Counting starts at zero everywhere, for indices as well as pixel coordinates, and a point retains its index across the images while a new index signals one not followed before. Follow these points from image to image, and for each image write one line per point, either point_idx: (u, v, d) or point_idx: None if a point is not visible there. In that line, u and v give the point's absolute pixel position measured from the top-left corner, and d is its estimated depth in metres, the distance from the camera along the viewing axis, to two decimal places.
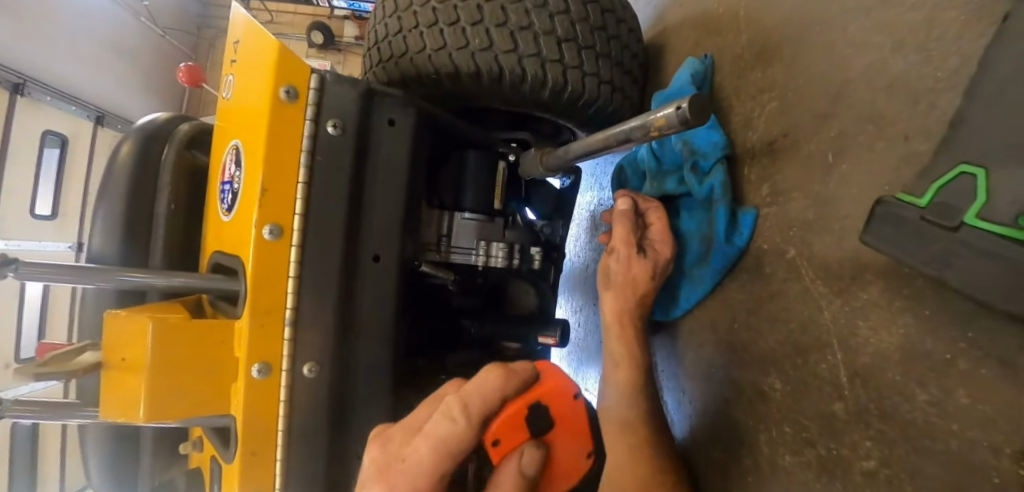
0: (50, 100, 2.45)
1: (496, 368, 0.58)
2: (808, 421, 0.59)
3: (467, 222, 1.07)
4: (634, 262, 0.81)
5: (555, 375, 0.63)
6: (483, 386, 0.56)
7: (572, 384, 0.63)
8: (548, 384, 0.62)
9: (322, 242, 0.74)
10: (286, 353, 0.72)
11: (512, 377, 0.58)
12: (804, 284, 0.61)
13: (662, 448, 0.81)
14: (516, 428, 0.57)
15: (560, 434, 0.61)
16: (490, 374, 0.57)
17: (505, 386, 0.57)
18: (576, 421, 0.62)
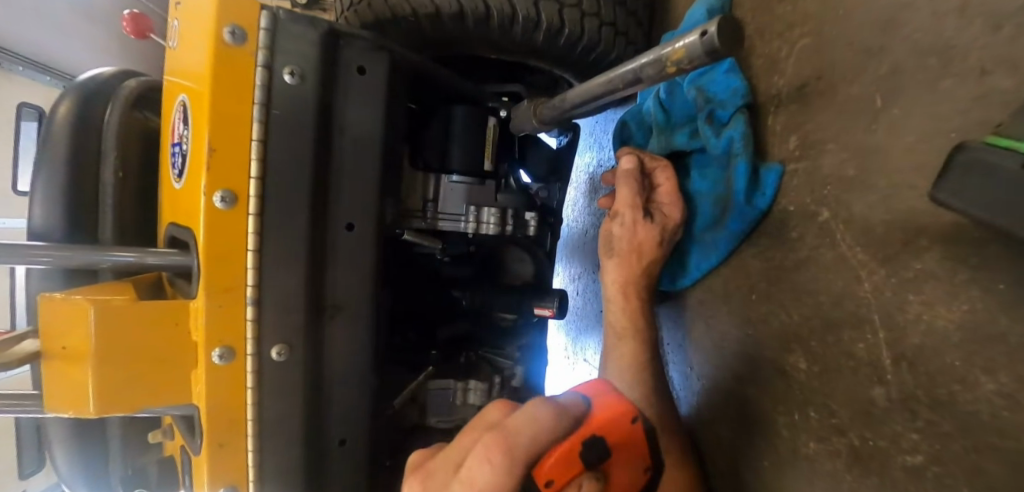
0: (21, 70, 2.06)
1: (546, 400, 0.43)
2: (839, 406, 0.52)
3: (456, 186, 0.97)
4: (640, 227, 0.73)
5: (612, 402, 0.49)
6: (535, 423, 0.41)
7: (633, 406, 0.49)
8: (605, 414, 0.48)
9: (285, 209, 0.65)
10: (250, 336, 0.65)
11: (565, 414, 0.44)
12: (840, 251, 0.53)
13: (667, 428, 0.74)
14: (572, 459, 0.43)
15: (617, 458, 0.48)
16: (540, 405, 0.43)
17: (558, 425, 0.43)
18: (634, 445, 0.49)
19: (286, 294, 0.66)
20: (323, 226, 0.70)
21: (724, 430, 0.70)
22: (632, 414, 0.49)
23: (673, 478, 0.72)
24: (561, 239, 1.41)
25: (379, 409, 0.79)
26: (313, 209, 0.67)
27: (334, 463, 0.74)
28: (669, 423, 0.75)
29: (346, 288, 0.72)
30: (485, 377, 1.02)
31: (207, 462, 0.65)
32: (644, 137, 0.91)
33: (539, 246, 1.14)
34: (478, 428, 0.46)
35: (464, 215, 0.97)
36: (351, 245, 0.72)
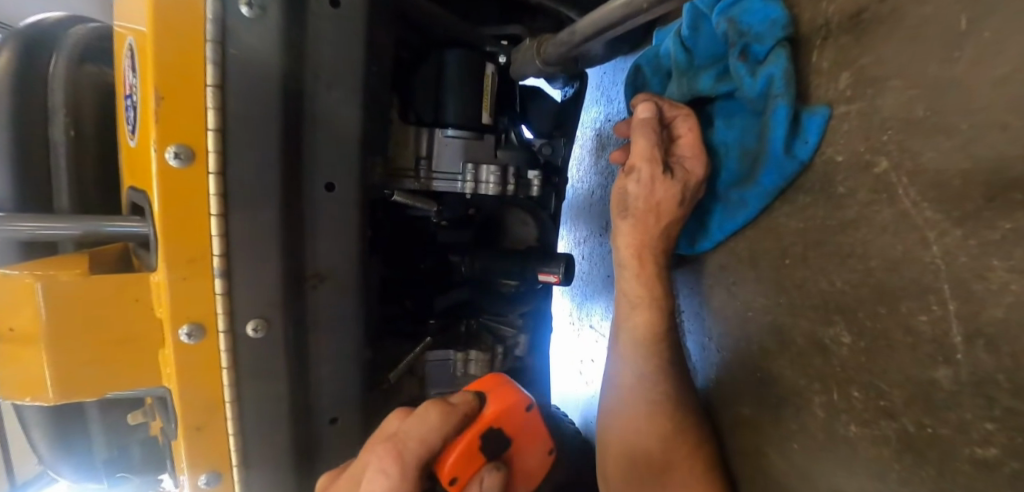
0: None
1: (434, 404, 0.51)
2: (892, 387, 0.44)
3: (451, 142, 0.89)
4: (659, 185, 0.64)
5: (506, 393, 0.55)
6: (423, 425, 0.49)
7: (527, 396, 0.55)
8: (498, 404, 0.54)
9: (250, 167, 0.57)
10: (221, 311, 0.58)
11: (452, 413, 0.51)
12: (901, 208, 0.44)
13: (685, 402, 0.69)
14: (474, 451, 0.51)
15: (522, 444, 0.56)
16: (429, 411, 0.50)
17: (446, 426, 0.50)
18: (534, 429, 0.56)
19: (257, 265, 0.59)
20: (296, 187, 0.61)
21: (746, 406, 0.64)
22: (527, 401, 0.55)
23: (690, 454, 0.67)
24: (566, 201, 1.33)
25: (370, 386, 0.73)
26: (285, 168, 0.59)
27: (323, 441, 0.69)
28: (686, 398, 0.69)
29: (326, 256, 0.65)
30: (486, 349, 0.97)
31: (186, 447, 0.60)
32: (660, 84, 0.80)
33: (542, 207, 1.06)
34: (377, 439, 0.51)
35: (461, 174, 0.89)
36: (330, 207, 0.64)
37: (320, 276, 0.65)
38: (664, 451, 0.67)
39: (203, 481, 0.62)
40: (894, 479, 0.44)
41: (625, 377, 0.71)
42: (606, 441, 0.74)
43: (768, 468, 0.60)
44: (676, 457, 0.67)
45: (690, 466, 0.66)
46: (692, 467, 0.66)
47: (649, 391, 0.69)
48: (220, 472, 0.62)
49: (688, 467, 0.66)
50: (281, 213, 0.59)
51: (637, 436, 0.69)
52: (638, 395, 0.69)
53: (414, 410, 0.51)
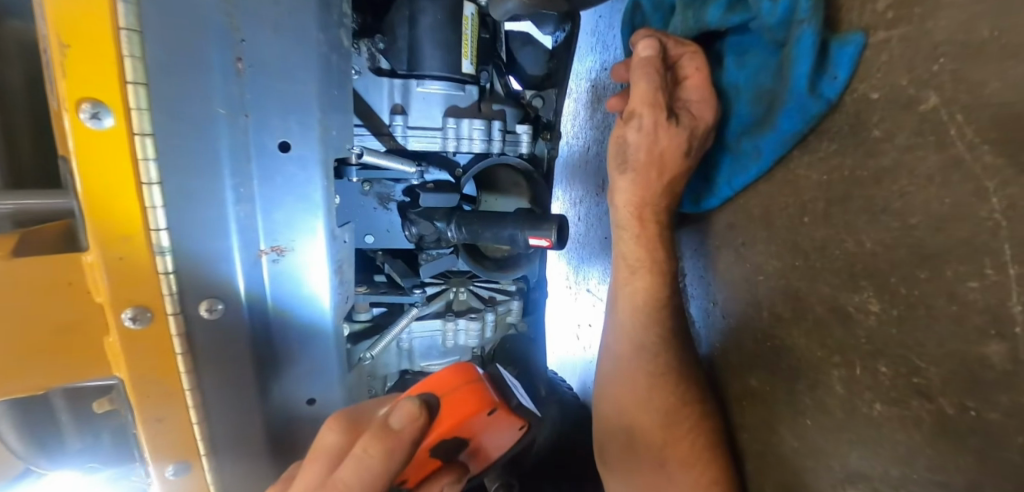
0: None
1: (375, 445, 0.42)
2: (928, 363, 0.38)
3: (428, 95, 0.80)
4: (662, 133, 0.56)
5: (460, 402, 0.51)
6: (366, 469, 0.43)
7: (491, 399, 0.52)
8: (450, 417, 0.51)
9: (186, 129, 0.50)
10: (169, 292, 0.52)
11: (396, 447, 0.43)
12: (954, 153, 0.37)
13: (687, 373, 0.64)
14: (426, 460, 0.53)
15: (482, 438, 0.56)
16: (370, 454, 0.43)
17: (391, 467, 0.43)
18: (495, 425, 0.54)
19: (204, 239, 0.53)
20: (244, 149, 0.54)
21: (754, 377, 0.59)
22: (485, 407, 0.52)
23: (693, 428, 0.62)
24: (560, 159, 1.25)
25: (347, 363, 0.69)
26: (231, 130, 0.53)
27: (299, 420, 0.66)
28: (688, 369, 0.64)
29: (288, 226, 0.58)
30: (478, 315, 0.93)
31: (147, 439, 0.56)
32: (662, 20, 0.70)
33: (535, 168, 0.97)
34: (322, 457, 0.47)
35: (443, 129, 0.82)
36: (287, 169, 0.57)
37: (281, 249, 0.59)
38: (664, 426, 0.61)
39: (170, 472, 0.58)
40: (924, 466, 0.39)
41: (622, 348, 0.65)
42: (603, 414, 0.69)
43: (777, 443, 0.56)
44: (678, 432, 0.61)
45: (693, 441, 0.61)
46: (695, 442, 0.61)
47: (649, 362, 0.63)
48: (189, 462, 0.58)
49: (691, 443, 0.61)
50: (230, 178, 0.54)
51: (637, 410, 0.63)
52: (637, 367, 0.63)
53: (354, 446, 0.43)
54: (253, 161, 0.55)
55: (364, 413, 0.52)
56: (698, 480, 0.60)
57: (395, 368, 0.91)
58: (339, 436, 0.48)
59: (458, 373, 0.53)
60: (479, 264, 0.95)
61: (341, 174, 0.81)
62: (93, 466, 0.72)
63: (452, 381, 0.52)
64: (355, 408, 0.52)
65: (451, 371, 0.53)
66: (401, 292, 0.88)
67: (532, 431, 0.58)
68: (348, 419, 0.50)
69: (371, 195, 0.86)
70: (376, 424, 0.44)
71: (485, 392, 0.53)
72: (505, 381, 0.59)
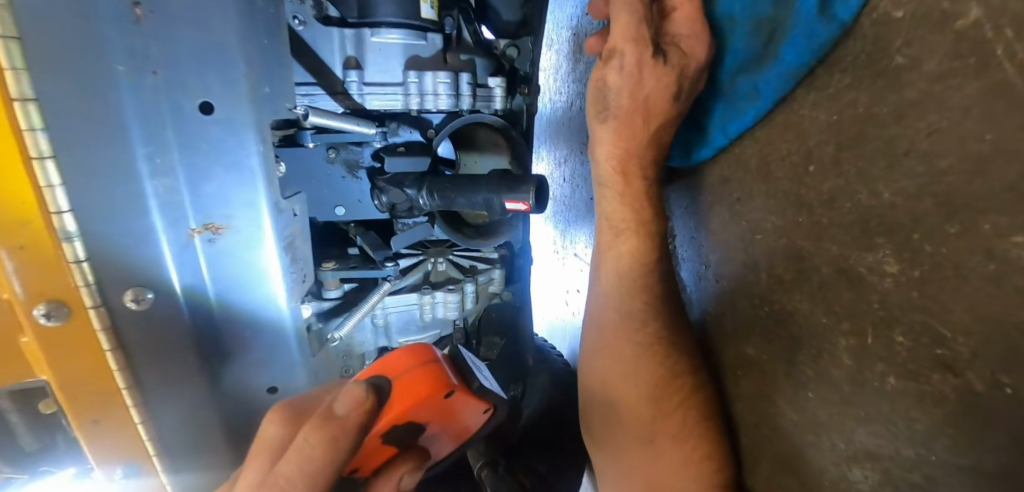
0: None
1: (316, 432, 0.38)
2: (955, 332, 0.32)
3: (386, 46, 0.70)
4: (647, 73, 0.49)
5: (412, 383, 0.48)
6: (308, 461, 0.38)
7: (447, 380, 0.49)
8: (401, 401, 0.47)
9: (74, 88, 0.41)
10: (82, 283, 0.45)
11: (341, 435, 0.39)
12: (999, 76, 0.29)
13: (679, 342, 0.58)
14: (381, 449, 0.49)
15: (443, 424, 0.52)
16: (310, 445, 0.38)
17: (335, 460, 0.39)
18: (454, 407, 0.51)
19: (117, 219, 0.46)
20: (156, 113, 0.46)
21: (751, 346, 0.54)
22: (442, 389, 0.49)
23: (685, 402, 0.56)
24: (543, 116, 1.16)
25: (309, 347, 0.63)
26: (136, 90, 0.45)
27: (262, 409, 0.62)
28: (679, 337, 0.59)
29: (221, 200, 0.51)
30: (456, 286, 0.87)
31: (87, 441, 0.52)
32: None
33: (512, 125, 0.87)
34: (264, 452, 0.43)
35: (403, 84, 0.72)
36: (211, 135, 0.50)
37: (216, 227, 0.52)
38: (653, 401, 0.56)
39: (120, 474, 0.54)
40: (944, 447, 0.34)
41: (608, 317, 0.60)
42: (590, 388, 0.64)
43: (777, 416, 0.51)
44: (668, 407, 0.56)
45: (683, 418, 0.56)
46: (686, 418, 0.56)
47: (635, 332, 0.58)
48: (140, 464, 0.54)
49: (681, 419, 0.56)
50: (140, 146, 0.46)
51: (624, 384, 0.59)
52: (624, 337, 0.58)
53: (296, 435, 0.39)
54: (169, 125, 0.47)
55: (311, 400, 0.47)
56: (691, 457, 0.55)
57: (372, 345, 0.86)
58: (280, 429, 0.43)
59: (411, 353, 0.51)
60: (458, 232, 0.88)
61: (299, 140, 0.74)
62: (46, 471, 0.60)
63: (405, 361, 0.50)
64: (302, 396, 0.48)
65: (404, 352, 0.51)
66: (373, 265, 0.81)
67: (499, 413, 0.54)
68: (291, 409, 0.45)
69: (338, 163, 0.78)
70: (318, 411, 0.39)
71: (442, 374, 0.50)
72: (467, 361, 0.55)
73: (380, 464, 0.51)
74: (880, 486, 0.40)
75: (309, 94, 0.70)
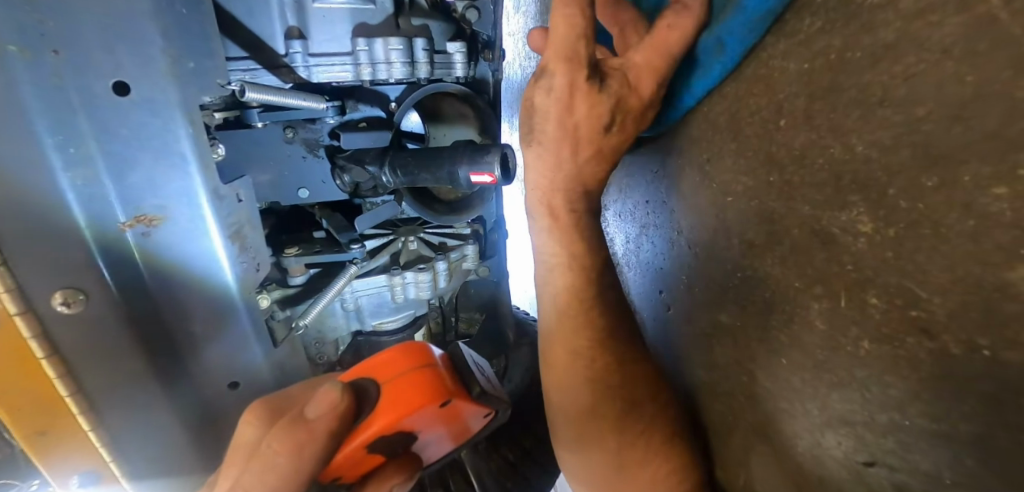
0: None
1: (283, 435, 0.36)
2: (931, 293, 0.30)
3: (331, 13, 0.64)
4: (578, 98, 0.45)
5: (404, 389, 0.45)
6: (271, 472, 0.35)
7: (445, 389, 0.47)
8: (390, 410, 0.44)
9: None
10: (1, 290, 0.41)
11: (308, 444, 0.36)
12: (983, 9, 0.26)
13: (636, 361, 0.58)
14: (364, 461, 0.46)
15: (438, 428, 0.50)
16: (277, 453, 0.35)
17: (300, 468, 0.36)
18: (450, 413, 0.48)
19: (32, 217, 0.42)
20: (62, 97, 0.41)
21: (725, 313, 0.52)
22: (435, 400, 0.46)
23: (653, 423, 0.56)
24: (513, 83, 1.10)
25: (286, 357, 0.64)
26: (34, 71, 0.40)
27: (226, 409, 0.59)
28: (631, 355, 0.58)
29: (151, 189, 0.47)
30: (427, 263, 0.84)
31: (35, 453, 0.49)
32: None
33: (477, 93, 0.83)
34: (238, 456, 0.39)
35: (353, 54, 0.66)
36: (131, 119, 0.45)
37: (149, 219, 0.48)
38: (613, 410, 0.56)
39: (76, 484, 0.52)
40: (919, 412, 0.33)
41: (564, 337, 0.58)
42: (554, 401, 0.61)
43: (751, 383, 0.50)
44: (632, 434, 0.56)
45: (647, 435, 0.56)
46: (652, 439, 0.56)
47: (587, 366, 0.57)
48: (97, 472, 0.53)
49: (645, 442, 0.56)
50: (48, 135, 0.42)
51: (572, 413, 0.59)
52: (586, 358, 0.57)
53: (265, 437, 0.37)
54: (79, 110, 0.42)
55: (292, 399, 0.43)
56: (656, 474, 0.55)
57: (346, 330, 0.84)
58: (258, 431, 0.39)
59: (404, 355, 0.48)
60: (427, 209, 0.83)
61: (247, 121, 0.70)
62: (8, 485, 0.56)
63: (398, 365, 0.47)
64: (282, 393, 0.43)
65: (397, 354, 0.48)
66: (338, 249, 0.77)
67: (499, 416, 0.52)
68: (270, 409, 0.41)
69: (297, 143, 0.73)
70: (288, 415, 0.37)
71: (438, 378, 0.48)
72: (466, 360, 0.53)
73: (366, 472, 0.48)
74: (854, 452, 0.39)
75: (248, 69, 0.64)
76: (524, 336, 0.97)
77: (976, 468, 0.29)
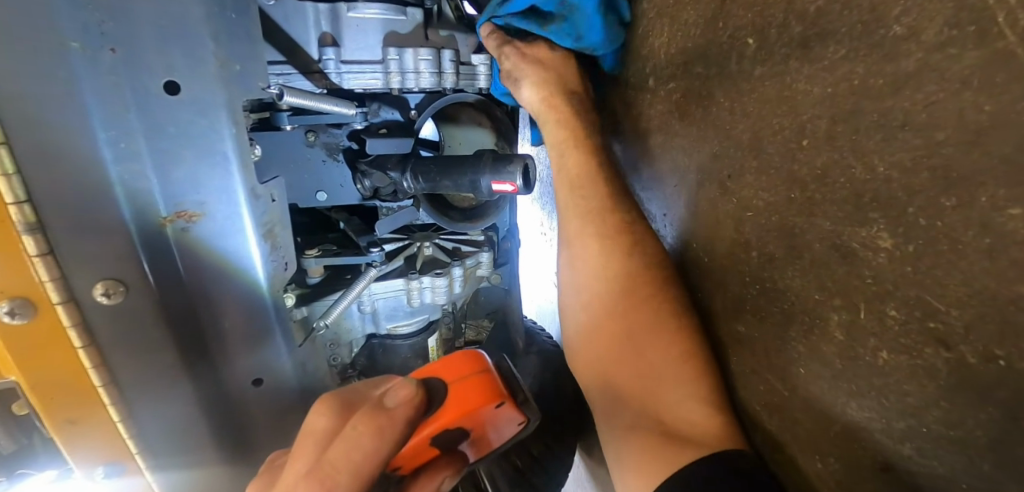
0: None
1: (367, 417, 0.37)
2: (948, 305, 0.32)
3: (363, 22, 0.66)
4: (527, 47, 0.68)
5: (469, 389, 0.49)
6: (356, 450, 0.37)
7: (498, 392, 0.50)
8: (456, 408, 0.47)
9: (21, 71, 0.39)
10: (46, 279, 0.44)
11: (389, 427, 0.38)
12: (1000, 46, 0.28)
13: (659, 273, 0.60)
14: (422, 452, 0.49)
15: (484, 432, 0.52)
16: (361, 434, 0.37)
17: (383, 444, 0.37)
18: (492, 420, 0.51)
19: (83, 209, 0.44)
20: (116, 94, 0.43)
21: (742, 323, 0.54)
22: (494, 400, 0.49)
23: (671, 336, 0.56)
24: None
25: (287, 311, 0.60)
26: (93, 69, 0.42)
27: (246, 402, 0.60)
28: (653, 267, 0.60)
29: (193, 187, 0.49)
30: (443, 267, 0.85)
31: (63, 442, 0.51)
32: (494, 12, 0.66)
33: (497, 103, 0.86)
34: (308, 444, 0.38)
35: (383, 62, 0.68)
36: (180, 118, 0.46)
37: (190, 215, 0.50)
38: (634, 313, 0.57)
39: (101, 474, 0.55)
40: (936, 419, 0.34)
41: (587, 241, 0.62)
42: (574, 334, 0.63)
43: (767, 392, 0.51)
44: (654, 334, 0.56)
45: (672, 347, 0.55)
46: (671, 350, 0.55)
47: (614, 251, 0.60)
48: (122, 464, 0.55)
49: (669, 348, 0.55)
50: (102, 131, 0.43)
51: (597, 335, 0.59)
52: (606, 260, 0.60)
53: (345, 424, 0.38)
54: (131, 107, 0.44)
55: (359, 392, 0.42)
56: (684, 391, 0.53)
57: (360, 332, 0.85)
58: (330, 419, 0.39)
59: (466, 361, 0.52)
60: (443, 215, 0.85)
61: (275, 123, 0.71)
62: (24, 474, 0.54)
63: (459, 369, 0.51)
64: (346, 387, 0.43)
65: (462, 358, 0.51)
66: (357, 251, 0.78)
67: (534, 427, 0.54)
68: (342, 398, 0.41)
69: (318, 146, 0.74)
70: (368, 403, 0.39)
71: (492, 383, 0.51)
72: (512, 372, 0.56)
73: (420, 465, 0.50)
74: (871, 458, 0.41)
75: (282, 73, 0.65)
76: (534, 344, 0.97)
77: (990, 471, 0.31)
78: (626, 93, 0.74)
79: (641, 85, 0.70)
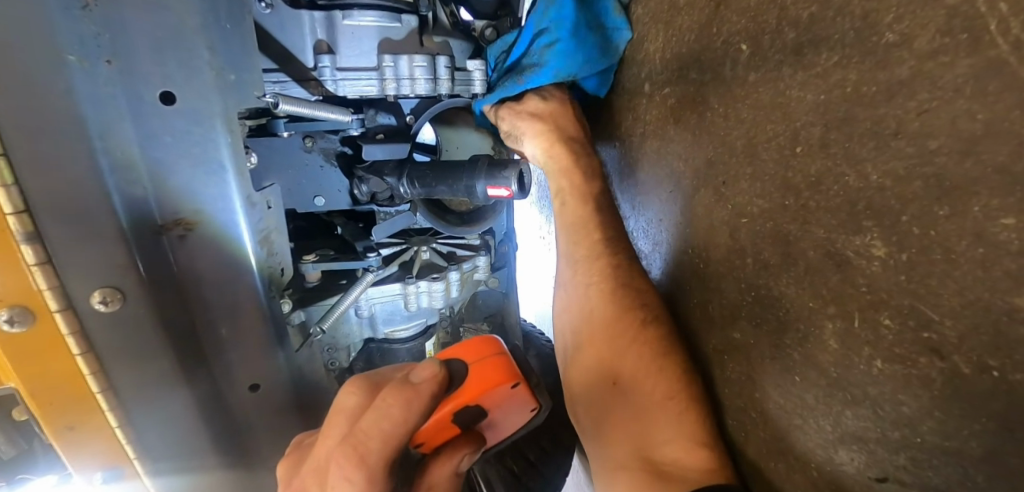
0: None
1: (396, 389, 0.38)
2: (942, 315, 0.32)
3: (358, 30, 0.66)
4: (526, 105, 0.72)
5: (489, 368, 0.50)
6: (386, 420, 0.37)
7: (513, 373, 0.51)
8: (478, 385, 0.49)
9: (16, 85, 0.39)
10: (45, 287, 0.44)
11: (416, 401, 0.38)
12: (993, 54, 0.28)
13: (644, 315, 0.60)
14: (443, 428, 0.48)
15: (500, 414, 0.53)
16: (388, 403, 0.37)
17: (411, 416, 0.37)
18: (508, 401, 0.52)
19: (80, 218, 0.44)
20: (112, 105, 0.43)
21: (739, 330, 0.54)
22: (509, 380, 0.51)
23: (656, 372, 0.56)
24: None
25: (284, 321, 0.61)
26: (90, 79, 0.42)
27: (243, 408, 0.61)
28: (639, 309, 0.61)
29: (190, 195, 0.50)
30: (438, 270, 0.85)
31: (63, 446, 0.52)
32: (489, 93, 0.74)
33: None
34: (339, 419, 0.40)
35: (379, 70, 0.67)
36: (176, 127, 0.47)
37: (187, 222, 0.50)
38: (616, 355, 0.59)
39: (100, 479, 0.55)
40: (931, 430, 0.34)
41: (578, 285, 0.65)
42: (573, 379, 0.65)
43: (761, 400, 0.51)
44: (640, 371, 0.56)
45: (655, 389, 0.55)
46: (654, 389, 0.55)
47: (598, 294, 0.62)
48: (121, 467, 0.56)
49: (653, 386, 0.55)
50: (98, 141, 0.44)
51: (587, 374, 0.62)
52: (598, 310, 0.62)
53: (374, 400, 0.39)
54: (127, 116, 0.44)
55: (384, 376, 0.45)
56: (673, 424, 0.53)
57: (358, 337, 0.86)
58: (360, 398, 0.41)
59: (484, 344, 0.52)
60: (441, 220, 0.85)
61: (272, 130, 0.70)
62: (23, 479, 0.55)
63: (481, 349, 0.51)
64: (374, 373, 0.45)
65: (479, 340, 0.52)
66: (354, 256, 0.79)
67: (543, 413, 0.56)
68: (369, 380, 0.43)
69: (316, 151, 0.75)
70: (395, 380, 0.40)
71: (509, 365, 0.52)
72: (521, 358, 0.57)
73: (441, 442, 0.49)
74: (866, 467, 0.40)
75: (278, 81, 0.66)
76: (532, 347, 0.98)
77: (986, 483, 0.31)
78: (624, 98, 0.74)
79: (637, 90, 0.70)
